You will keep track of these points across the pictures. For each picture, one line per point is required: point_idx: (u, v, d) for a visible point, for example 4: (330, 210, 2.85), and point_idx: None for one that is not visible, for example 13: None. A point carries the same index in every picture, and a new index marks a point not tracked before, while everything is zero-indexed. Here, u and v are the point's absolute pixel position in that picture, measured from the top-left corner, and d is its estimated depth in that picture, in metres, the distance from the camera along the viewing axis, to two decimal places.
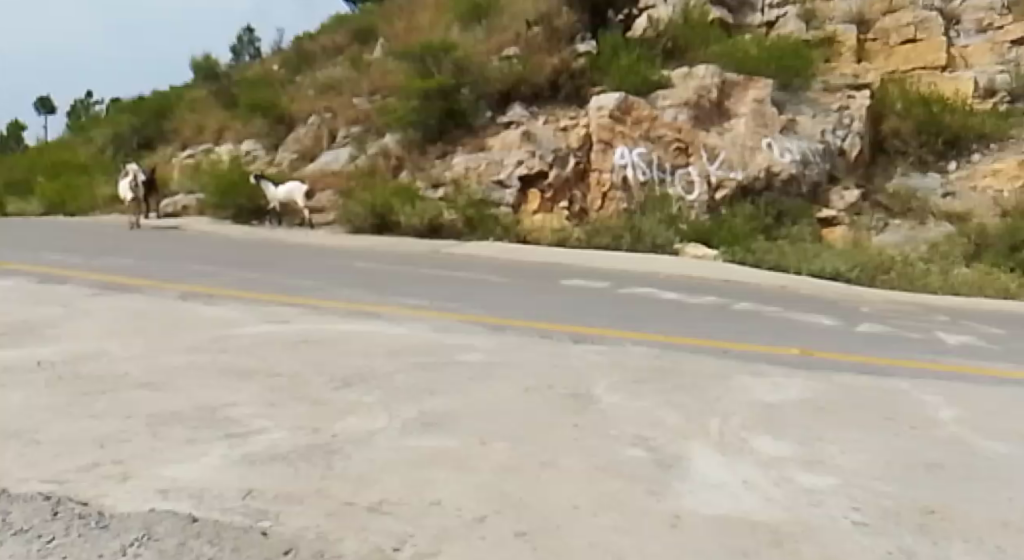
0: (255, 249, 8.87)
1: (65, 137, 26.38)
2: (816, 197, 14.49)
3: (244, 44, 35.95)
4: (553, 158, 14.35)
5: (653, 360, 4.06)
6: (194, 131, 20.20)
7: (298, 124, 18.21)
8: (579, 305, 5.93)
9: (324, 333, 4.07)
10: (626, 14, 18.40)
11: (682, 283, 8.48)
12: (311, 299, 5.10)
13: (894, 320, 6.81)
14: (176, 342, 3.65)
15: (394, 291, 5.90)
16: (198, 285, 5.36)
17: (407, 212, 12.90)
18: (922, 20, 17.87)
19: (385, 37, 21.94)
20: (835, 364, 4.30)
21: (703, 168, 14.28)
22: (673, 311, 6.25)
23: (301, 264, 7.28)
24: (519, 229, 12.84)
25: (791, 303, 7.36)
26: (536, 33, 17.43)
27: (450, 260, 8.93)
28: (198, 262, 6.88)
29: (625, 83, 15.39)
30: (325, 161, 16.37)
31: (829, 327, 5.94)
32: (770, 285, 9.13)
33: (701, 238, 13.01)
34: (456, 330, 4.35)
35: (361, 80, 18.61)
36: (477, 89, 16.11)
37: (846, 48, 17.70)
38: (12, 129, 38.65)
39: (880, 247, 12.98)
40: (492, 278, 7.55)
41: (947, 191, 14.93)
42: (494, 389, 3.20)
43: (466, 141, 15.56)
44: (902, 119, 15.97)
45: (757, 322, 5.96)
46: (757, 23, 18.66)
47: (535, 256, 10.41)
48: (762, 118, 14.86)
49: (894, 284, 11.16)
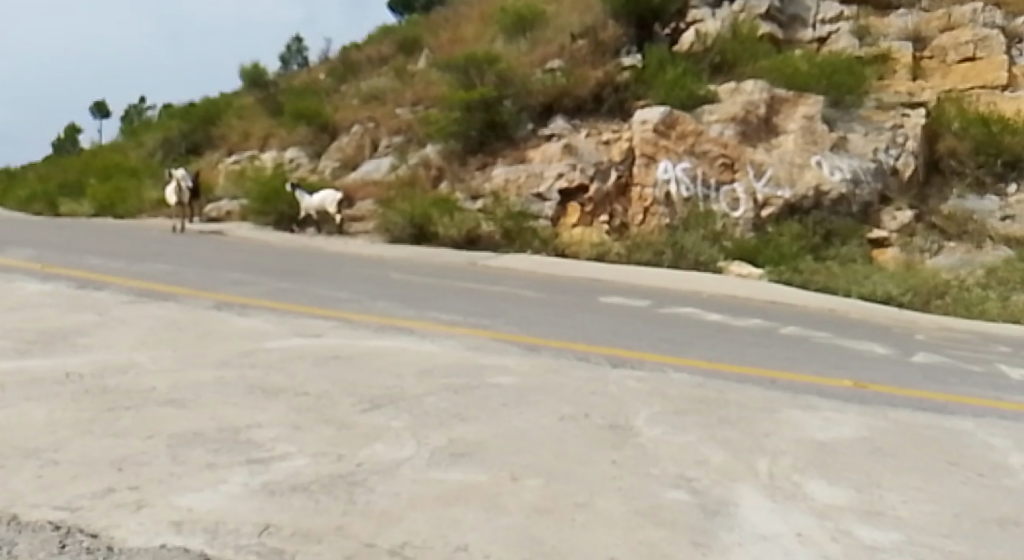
0: (293, 257, 8.86)
1: (116, 141, 26.94)
2: (867, 217, 14.09)
3: (293, 52, 36.55)
4: (595, 171, 14.19)
5: (695, 388, 3.88)
6: (240, 137, 20.46)
7: (341, 132, 18.31)
8: (618, 325, 5.77)
9: (355, 349, 3.97)
10: (672, 28, 18.07)
11: (727, 304, 8.26)
12: (344, 312, 5.01)
13: (951, 350, 6.54)
14: (205, 354, 3.56)
15: (430, 304, 5.79)
16: (233, 295, 5.31)
17: (446, 223, 12.82)
18: (981, 38, 17.42)
19: (431, 47, 22.05)
20: (890, 399, 4.08)
21: (749, 184, 13.99)
22: (717, 333, 6.05)
23: (336, 274, 7.21)
24: (558, 242, 12.67)
25: (840, 329, 7.10)
26: (581, 47, 17.63)
27: (488, 273, 8.81)
28: (235, 270, 6.85)
29: (670, 97, 15.14)
30: (367, 171, 16.42)
31: (881, 356, 5.69)
32: (818, 308, 8.86)
33: (745, 256, 12.70)
34: (491, 350, 4.21)
35: (404, 91, 18.86)
36: (519, 101, 16.01)
37: (901, 65, 17.22)
38: (68, 132, 39.76)
39: (933, 270, 12.57)
40: (530, 293, 7.41)
41: (1005, 214, 14.48)
42: (527, 416, 3.06)
43: (507, 153, 15.44)
44: (959, 138, 15.51)
45: (806, 348, 5.74)
46: (808, 39, 18.16)
47: (574, 270, 10.25)
48: (812, 135, 14.57)
49: (949, 310, 10.79)
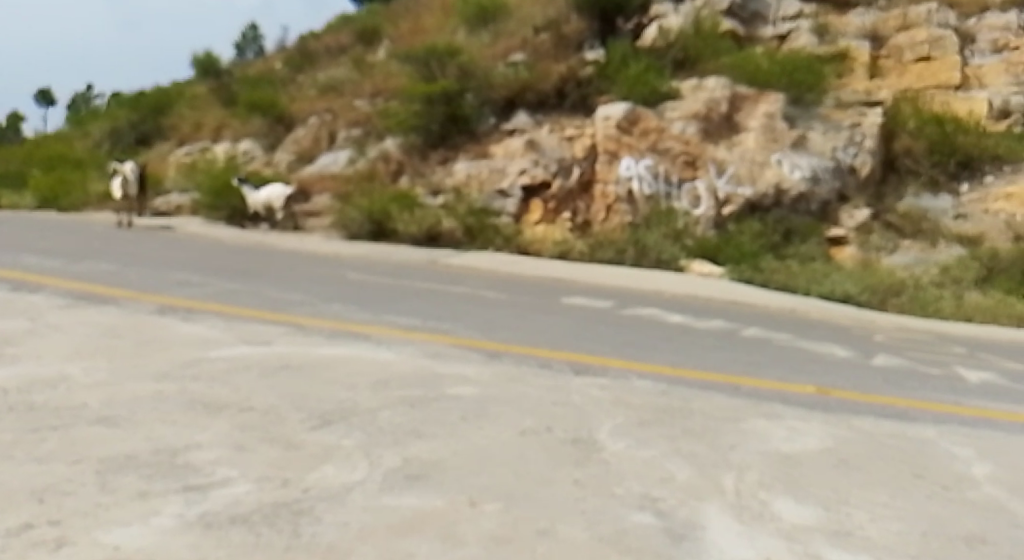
0: (246, 255, 8.61)
1: (63, 130, 26.16)
2: (825, 215, 14.21)
3: (248, 40, 35.87)
4: (558, 168, 14.11)
5: (658, 397, 3.78)
6: (192, 129, 19.98)
7: (297, 124, 17.97)
8: (581, 328, 5.67)
9: (307, 358, 3.80)
10: (635, 23, 18.05)
11: (689, 305, 8.22)
12: (298, 317, 4.83)
13: (910, 351, 6.56)
14: (144, 366, 3.37)
15: (388, 307, 5.63)
16: (180, 298, 5.09)
17: (405, 220, 12.63)
18: (936, 39, 17.71)
19: (390, 39, 21.77)
20: (854, 406, 4.02)
21: (710, 182, 14.01)
22: (680, 336, 5.98)
23: (291, 274, 7.01)
24: (519, 240, 12.55)
25: (801, 330, 7.10)
26: (544, 40, 17.51)
27: (448, 273, 8.67)
28: (184, 270, 6.60)
29: (633, 92, 15.06)
30: (324, 165, 16.13)
31: (843, 360, 5.67)
32: (779, 309, 8.86)
33: (707, 254, 12.71)
34: (449, 358, 4.07)
35: (363, 83, 18.63)
36: (481, 95, 15.93)
37: (859, 64, 17.40)
38: (11, 121, 38.55)
39: (890, 269, 12.71)
40: (491, 294, 7.28)
41: (959, 213, 14.72)
42: (485, 431, 2.92)
43: (468, 148, 15.24)
44: (914, 138, 15.75)
45: (769, 352, 5.69)
46: (768, 36, 18.36)
47: (535, 269, 10.13)
48: (772, 133, 14.67)
49: (905, 308, 10.90)
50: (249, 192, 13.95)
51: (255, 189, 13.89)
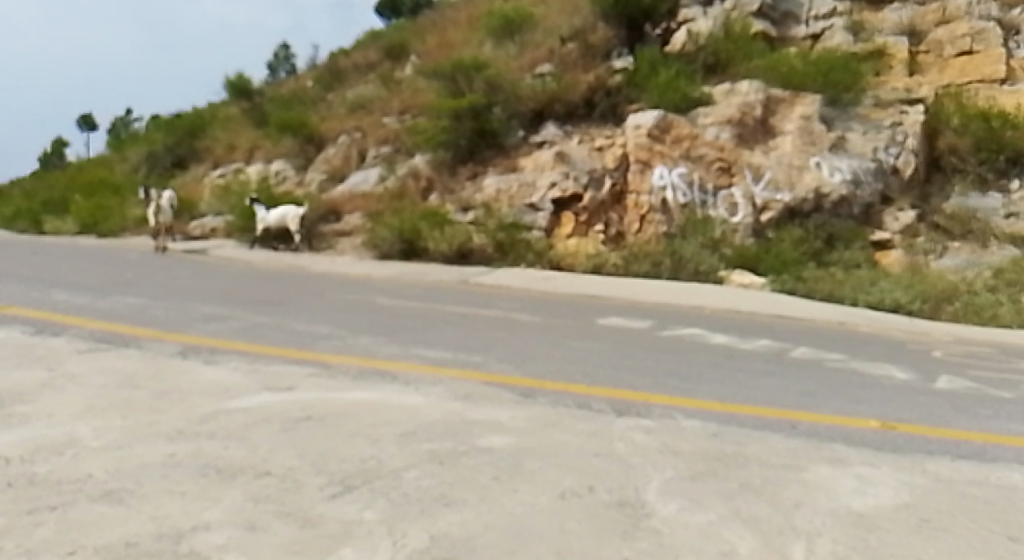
0: (276, 281, 8.46)
1: (102, 156, 26.51)
2: (868, 219, 13.77)
3: (281, 59, 36.21)
4: (589, 179, 13.83)
5: (708, 440, 3.49)
6: (225, 150, 20.04)
7: (327, 143, 17.94)
8: (619, 355, 5.40)
9: (330, 404, 3.56)
10: (664, 29, 17.69)
11: (732, 322, 7.90)
12: (322, 353, 4.61)
13: (973, 372, 6.20)
14: (157, 423, 3.15)
15: (416, 337, 5.39)
16: (204, 335, 4.90)
17: (436, 237, 12.42)
18: (979, 31, 17.13)
19: (418, 54, 21.70)
20: (925, 445, 3.69)
21: (747, 189, 13.61)
22: (724, 361, 5.67)
23: (317, 302, 6.83)
24: (552, 254, 12.27)
25: (854, 350, 6.75)
26: (571, 50, 17.27)
27: (480, 294, 8.46)
28: (209, 301, 6.43)
29: (664, 100, 14.80)
30: (354, 183, 16.03)
31: (903, 383, 5.33)
32: (826, 323, 8.52)
33: (747, 263, 12.32)
34: (481, 399, 3.81)
35: (392, 100, 18.60)
36: (508, 108, 15.66)
37: (897, 61, 16.90)
38: (54, 145, 39.34)
39: (939, 273, 12.25)
40: (525, 318, 7.02)
41: (1009, 211, 14.16)
42: (521, 495, 2.65)
43: (498, 161, 15.07)
44: (959, 135, 15.21)
45: (820, 376, 5.37)
46: (801, 35, 17.90)
47: (569, 286, 9.86)
48: (810, 136, 14.24)
49: (958, 318, 10.45)
50: (261, 214, 13.79)
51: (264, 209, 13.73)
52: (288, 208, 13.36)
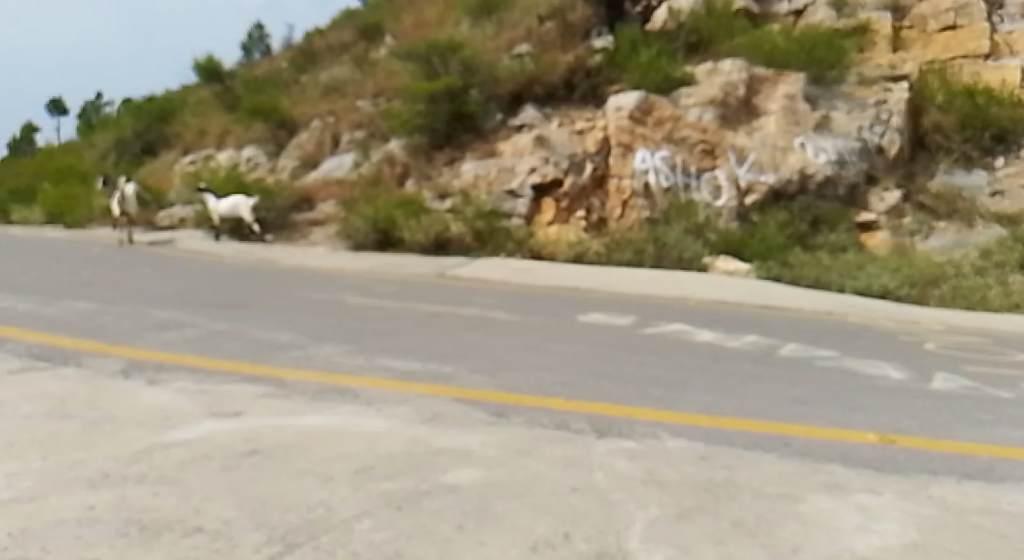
0: (244, 278, 8.09)
1: (71, 143, 25.87)
2: (853, 200, 13.51)
3: (255, 39, 35.70)
4: (569, 164, 13.48)
5: (696, 466, 3.18)
6: (196, 136, 19.51)
7: (301, 128, 17.51)
8: (601, 360, 5.10)
9: (280, 433, 3.22)
10: (644, 6, 17.25)
11: (717, 315, 7.63)
12: (279, 367, 4.24)
13: (966, 369, 5.96)
14: (81, 466, 2.80)
15: (384, 344, 5.06)
16: (152, 349, 4.53)
17: (412, 227, 12.04)
18: (962, 6, 16.85)
19: (393, 34, 21.21)
20: (930, 463, 3.42)
21: (731, 171, 13.32)
22: (711, 363, 5.38)
23: (281, 303, 6.46)
24: (532, 243, 11.95)
25: (844, 347, 6.50)
26: (549, 30, 16.86)
27: (456, 289, 8.15)
28: (166, 305, 6.05)
29: (645, 80, 14.47)
30: (329, 169, 15.62)
31: (897, 385, 5.07)
32: (813, 314, 8.28)
33: (731, 249, 12.05)
34: (450, 422, 3.49)
35: (366, 82, 18.20)
36: (486, 90, 15.31)
37: (881, 36, 16.64)
38: (25, 131, 38.59)
39: (926, 255, 12.06)
40: (502, 316, 6.70)
41: (995, 189, 13.96)
42: (486, 550, 2.33)
43: (476, 146, 14.69)
44: (944, 112, 14.97)
45: (810, 379, 5.11)
46: (783, 12, 17.66)
47: (548, 277, 9.55)
48: (794, 115, 13.98)
49: (947, 303, 10.24)
50: (212, 203, 13.42)
51: (215, 198, 13.35)
52: (238, 199, 12.97)
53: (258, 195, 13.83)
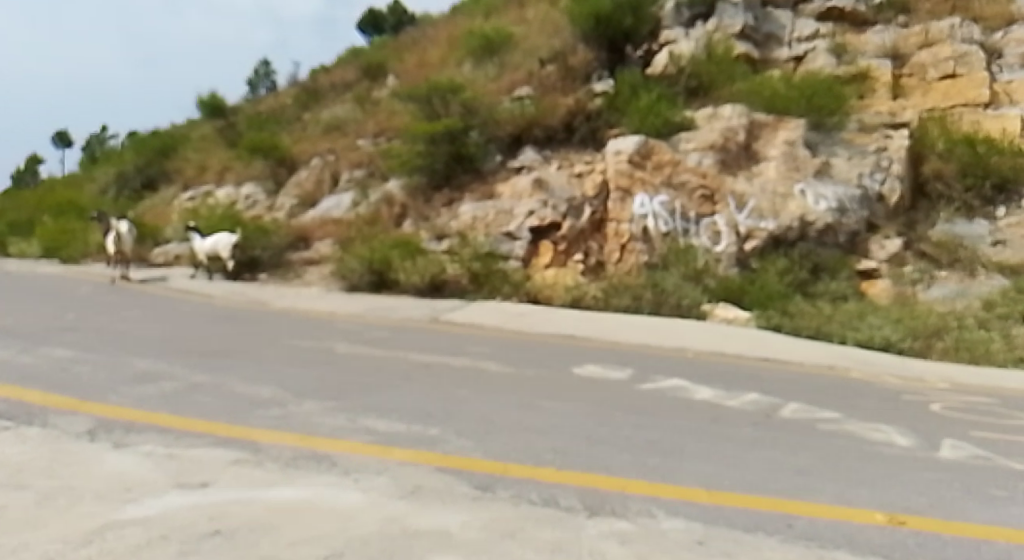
0: (233, 322, 7.89)
1: (73, 176, 25.87)
2: (854, 247, 13.36)
3: (261, 76, 36.09)
4: (568, 208, 13.37)
5: (692, 552, 2.95)
6: (196, 171, 19.44)
7: (300, 166, 17.46)
8: (594, 420, 4.86)
9: (247, 510, 2.99)
10: (645, 50, 17.36)
11: (716, 369, 7.41)
12: (254, 429, 4.01)
13: (973, 435, 5.76)
14: (26, 550, 2.58)
15: (367, 400, 4.82)
16: (125, 406, 4.31)
17: (407, 268, 11.83)
18: (961, 55, 16.97)
19: (396, 74, 21.27)
20: (943, 549, 3.19)
21: (730, 217, 13.19)
22: (710, 425, 5.15)
23: (267, 352, 6.24)
24: (529, 286, 11.78)
25: (847, 407, 6.28)
26: (550, 72, 16.85)
27: (449, 336, 7.93)
28: (147, 354, 5.83)
29: (645, 124, 14.45)
30: (327, 208, 15.50)
31: (903, 455, 4.85)
32: (815, 369, 8.08)
33: (731, 296, 11.86)
34: (431, 497, 3.26)
35: (367, 122, 18.20)
36: (486, 132, 15.29)
37: (881, 84, 16.71)
38: (29, 163, 38.81)
39: (928, 306, 11.89)
40: (494, 367, 6.47)
41: (996, 239, 13.82)
42: None
43: (475, 187, 14.58)
44: (944, 161, 14.88)
45: (813, 445, 4.88)
46: (784, 58, 17.67)
47: (544, 323, 9.33)
48: (794, 162, 13.90)
49: (951, 357, 10.03)
50: (197, 241, 13.19)
51: (200, 237, 13.11)
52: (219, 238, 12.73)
53: (253, 233, 13.66)
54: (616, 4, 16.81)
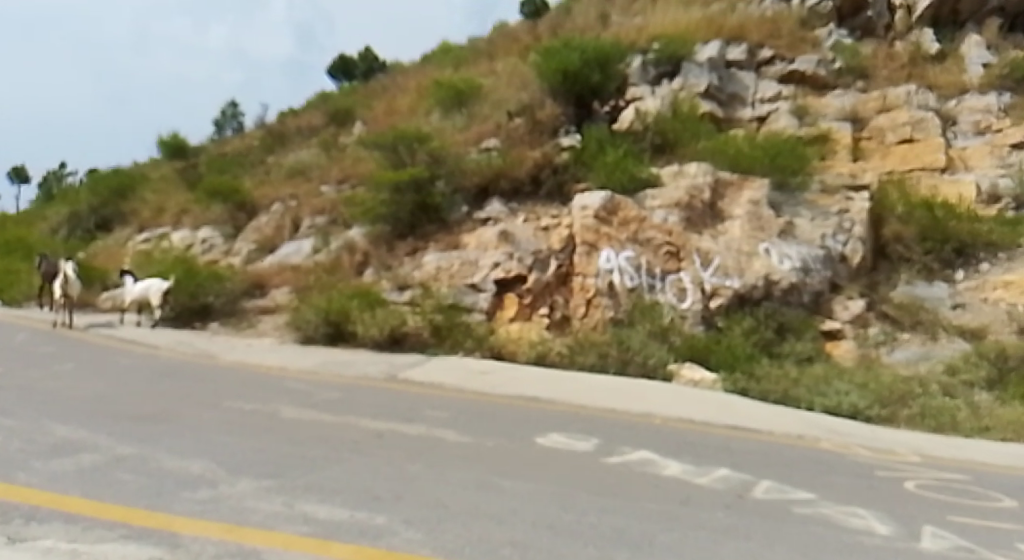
0: (176, 379, 7.40)
1: (25, 214, 25.10)
2: (818, 307, 13.27)
3: (226, 116, 35.77)
4: (533, 261, 13.09)
5: None
6: (152, 213, 18.87)
7: (260, 211, 17.05)
8: (556, 504, 4.49)
9: None
10: (612, 106, 17.33)
11: (685, 439, 7.09)
12: (176, 517, 3.58)
13: (950, 520, 5.51)
14: None
15: (310, 478, 4.41)
16: (31, 489, 3.82)
17: (365, 320, 11.19)
18: (918, 121, 17.25)
19: (363, 120, 21.07)
20: None
21: (696, 274, 13.02)
22: (679, 508, 4.81)
23: (206, 416, 5.79)
24: (493, 341, 11.31)
25: (822, 487, 6.00)
26: (518, 125, 16.73)
27: (405, 396, 7.52)
28: (71, 420, 5.33)
29: (611, 180, 14.43)
30: (285, 255, 15.06)
31: (885, 547, 4.57)
32: (784, 440, 7.82)
33: (697, 355, 11.61)
34: None
35: (331, 168, 17.91)
36: (452, 182, 15.08)
37: (841, 146, 16.95)
38: None
39: (892, 369, 11.78)
40: (452, 434, 6.07)
41: (956, 302, 13.83)
42: None
43: (439, 238, 14.29)
44: (904, 224, 14.93)
45: (788, 535, 4.56)
46: (747, 118, 17.83)
47: (506, 383, 8.96)
48: (758, 221, 13.87)
49: (917, 425, 9.85)
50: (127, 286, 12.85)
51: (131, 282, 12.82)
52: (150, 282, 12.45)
53: (206, 280, 13.10)
54: (583, 60, 16.90)
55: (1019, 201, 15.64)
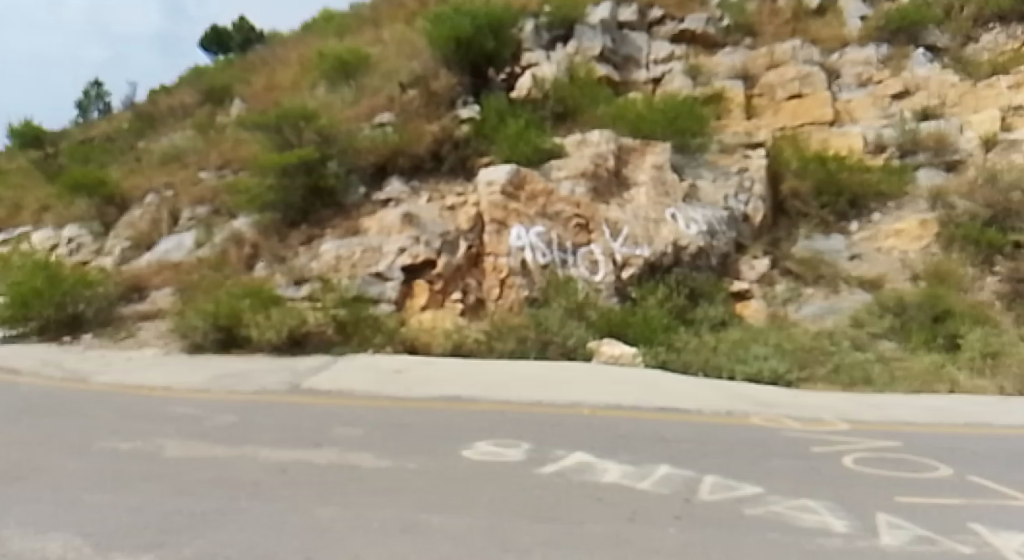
0: (40, 416, 6.46)
1: None
2: (726, 269, 13.15)
3: (91, 98, 33.51)
4: (441, 243, 12.46)
5: None
6: (9, 212, 17.18)
7: (133, 205, 15.74)
8: (495, 543, 3.95)
9: None
10: (508, 73, 16.69)
11: (620, 433, 6.70)
12: None
13: (901, 503, 5.25)
14: None
15: (200, 546, 3.71)
16: None
17: (259, 323, 10.26)
18: (805, 75, 17.39)
19: (241, 98, 19.76)
20: None
21: (606, 245, 12.62)
22: (626, 529, 4.34)
23: (72, 468, 4.96)
24: (403, 333, 10.66)
25: (770, 477, 5.68)
26: (412, 97, 15.86)
27: (314, 412, 6.82)
28: None
29: (515, 152, 13.90)
30: (165, 251, 13.90)
31: (846, 551, 4.24)
32: (718, 420, 7.56)
33: (614, 330, 11.20)
34: None
35: (209, 152, 16.70)
36: (345, 163, 14.26)
37: (735, 104, 16.94)
38: None
39: (802, 327, 11.76)
40: (368, 458, 5.45)
41: (852, 253, 13.97)
42: None
43: (336, 223, 13.42)
44: (800, 179, 14.93)
45: (750, 548, 4.16)
46: (642, 79, 17.57)
47: (425, 382, 8.35)
48: (663, 186, 13.63)
49: (834, 384, 9.79)
50: None
51: None
52: None
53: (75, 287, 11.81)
54: (476, 27, 16.23)
55: (903, 149, 15.79)
